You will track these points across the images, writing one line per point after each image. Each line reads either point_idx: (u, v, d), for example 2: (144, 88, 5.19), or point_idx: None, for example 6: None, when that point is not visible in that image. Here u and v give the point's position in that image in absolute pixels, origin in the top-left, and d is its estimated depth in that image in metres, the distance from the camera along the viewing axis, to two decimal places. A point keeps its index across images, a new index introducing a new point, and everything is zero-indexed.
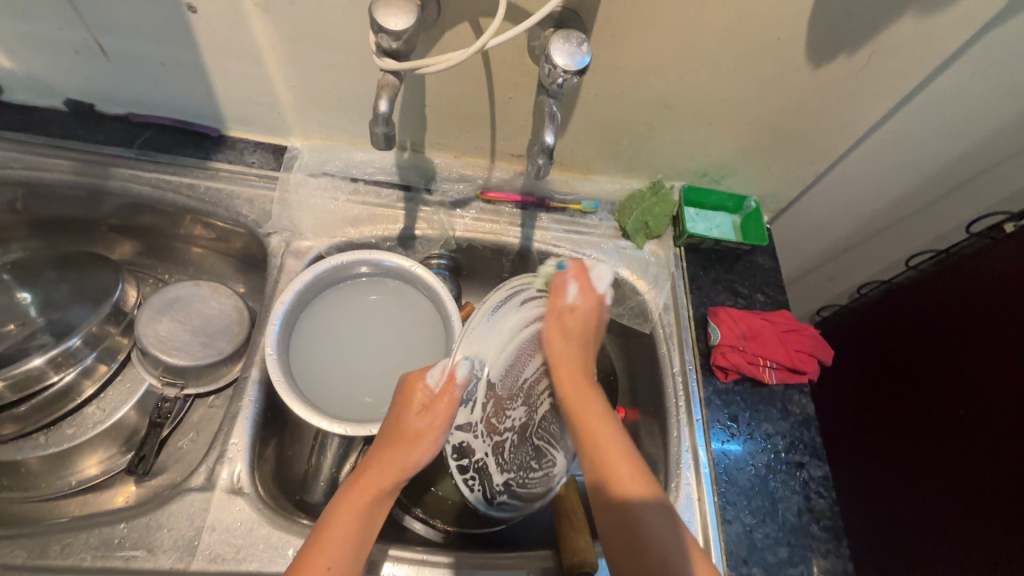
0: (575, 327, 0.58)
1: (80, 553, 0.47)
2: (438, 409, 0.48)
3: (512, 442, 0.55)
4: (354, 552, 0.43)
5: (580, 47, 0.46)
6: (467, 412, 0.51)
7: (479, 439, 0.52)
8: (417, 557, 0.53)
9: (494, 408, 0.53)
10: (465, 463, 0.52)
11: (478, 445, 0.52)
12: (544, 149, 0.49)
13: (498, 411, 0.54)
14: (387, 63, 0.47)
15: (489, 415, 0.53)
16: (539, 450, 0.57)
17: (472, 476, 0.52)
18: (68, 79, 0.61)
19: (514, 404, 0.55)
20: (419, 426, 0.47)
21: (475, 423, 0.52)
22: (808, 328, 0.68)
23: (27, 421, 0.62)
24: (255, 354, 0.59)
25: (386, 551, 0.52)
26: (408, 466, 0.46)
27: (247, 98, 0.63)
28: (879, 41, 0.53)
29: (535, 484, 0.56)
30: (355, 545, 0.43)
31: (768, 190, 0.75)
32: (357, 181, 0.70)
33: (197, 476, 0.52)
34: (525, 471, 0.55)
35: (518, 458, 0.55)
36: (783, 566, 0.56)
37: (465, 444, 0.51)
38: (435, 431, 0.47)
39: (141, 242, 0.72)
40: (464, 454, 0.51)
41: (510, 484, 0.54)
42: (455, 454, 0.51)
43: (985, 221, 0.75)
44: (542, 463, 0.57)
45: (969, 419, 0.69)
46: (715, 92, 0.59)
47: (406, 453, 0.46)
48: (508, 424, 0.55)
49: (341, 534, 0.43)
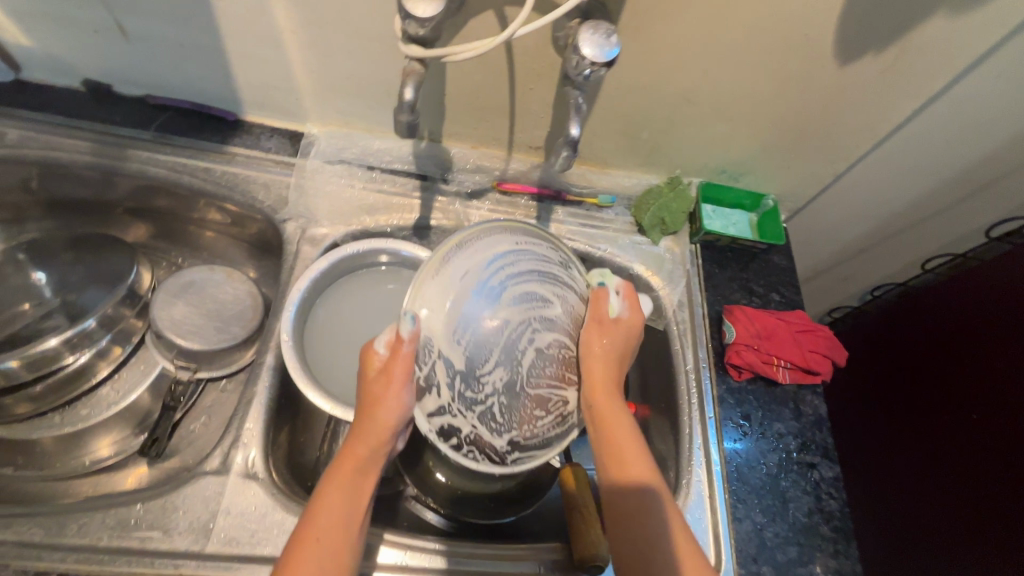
0: (620, 343, 0.51)
1: (96, 533, 0.48)
2: (393, 369, 0.45)
3: (501, 403, 0.46)
4: (346, 523, 0.43)
5: (609, 39, 0.45)
6: (435, 397, 0.47)
7: (460, 415, 0.47)
8: (417, 543, 0.53)
9: (463, 382, 0.46)
10: (456, 441, 0.48)
11: (461, 422, 0.47)
12: (569, 142, 0.49)
13: (468, 383, 0.46)
14: (412, 51, 0.46)
15: (461, 391, 0.46)
16: (539, 399, 0.47)
17: (470, 450, 0.48)
18: (89, 60, 0.61)
19: (488, 366, 0.46)
20: (377, 390, 0.46)
21: (448, 404, 0.47)
22: (823, 329, 0.67)
23: (43, 401, 0.63)
24: (271, 340, 0.59)
25: (381, 534, 0.53)
26: (380, 431, 0.46)
27: (266, 83, 0.62)
28: (908, 40, 0.53)
29: (547, 430, 0.48)
30: (348, 512, 0.44)
31: (787, 189, 0.74)
32: (374, 170, 0.70)
33: (212, 460, 0.52)
34: (531, 424, 0.47)
35: (515, 416, 0.47)
36: (792, 565, 0.56)
37: (448, 425, 0.47)
38: (395, 390, 0.45)
39: (157, 225, 0.72)
40: (450, 433, 0.47)
41: (516, 442, 0.47)
42: (444, 437, 0.48)
43: (1006, 226, 0.74)
44: (549, 407, 0.48)
45: (981, 424, 0.69)
46: (738, 90, 0.58)
47: (374, 415, 0.46)
48: (489, 388, 0.46)
49: (330, 506, 0.43)
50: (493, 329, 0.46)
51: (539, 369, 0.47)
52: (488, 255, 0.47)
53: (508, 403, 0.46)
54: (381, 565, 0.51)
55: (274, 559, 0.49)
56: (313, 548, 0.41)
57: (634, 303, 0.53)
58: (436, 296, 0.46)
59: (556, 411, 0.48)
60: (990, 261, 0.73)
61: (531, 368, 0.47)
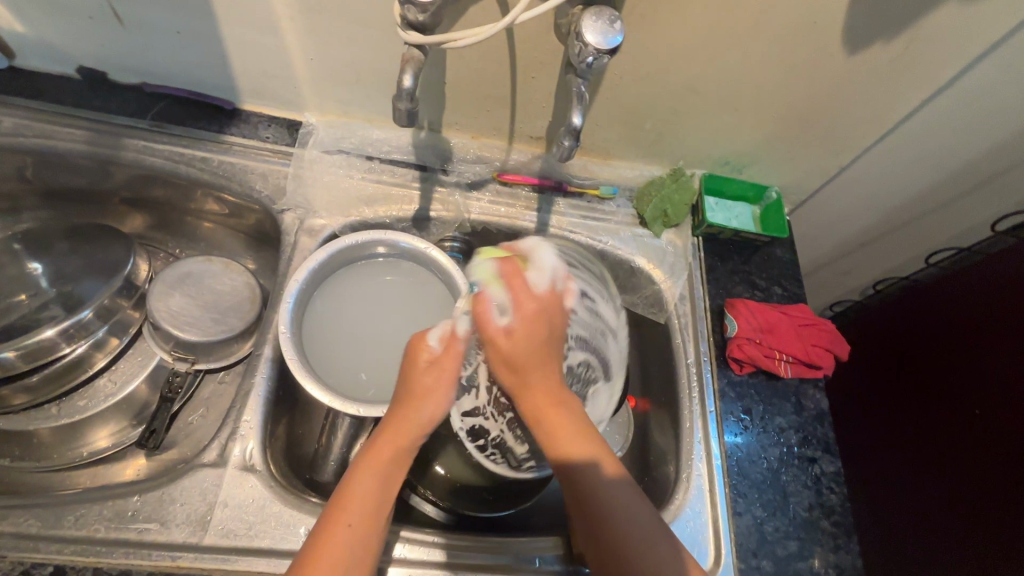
0: (523, 348, 0.46)
1: (93, 524, 0.47)
2: (446, 364, 0.47)
3: (530, 412, 0.53)
4: (378, 511, 0.43)
5: (612, 25, 0.44)
6: (473, 397, 0.52)
7: (491, 419, 0.53)
8: (426, 538, 0.53)
9: (501, 389, 0.51)
10: (482, 442, 0.55)
11: (490, 424, 0.53)
12: (571, 131, 0.48)
13: (506, 389, 0.52)
14: (412, 37, 0.45)
15: (498, 396, 0.52)
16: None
17: (493, 452, 0.55)
18: (82, 46, 0.60)
19: None
20: (427, 382, 0.47)
21: (482, 406, 0.53)
22: (826, 323, 0.67)
23: (39, 392, 0.62)
24: (268, 332, 0.59)
25: (398, 533, 0.52)
26: (421, 423, 0.46)
27: (264, 71, 0.61)
28: (918, 28, 0.52)
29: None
30: (380, 501, 0.44)
31: (791, 181, 0.73)
32: (372, 160, 0.69)
33: (210, 452, 0.52)
34: None
35: None
36: (792, 560, 0.56)
37: (478, 426, 0.54)
38: (444, 386, 0.47)
39: (153, 215, 0.72)
40: (479, 434, 0.54)
41: (534, 452, 0.54)
42: (472, 436, 0.55)
43: (1013, 220, 0.73)
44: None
45: (984, 420, 0.69)
46: (743, 79, 0.57)
47: (418, 409, 0.46)
48: None
49: (363, 493, 0.43)
50: None
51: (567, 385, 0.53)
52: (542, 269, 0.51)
53: None
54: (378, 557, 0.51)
55: (273, 551, 0.49)
56: (344, 534, 0.41)
57: (521, 286, 0.49)
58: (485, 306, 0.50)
59: None
60: (997, 254, 0.72)
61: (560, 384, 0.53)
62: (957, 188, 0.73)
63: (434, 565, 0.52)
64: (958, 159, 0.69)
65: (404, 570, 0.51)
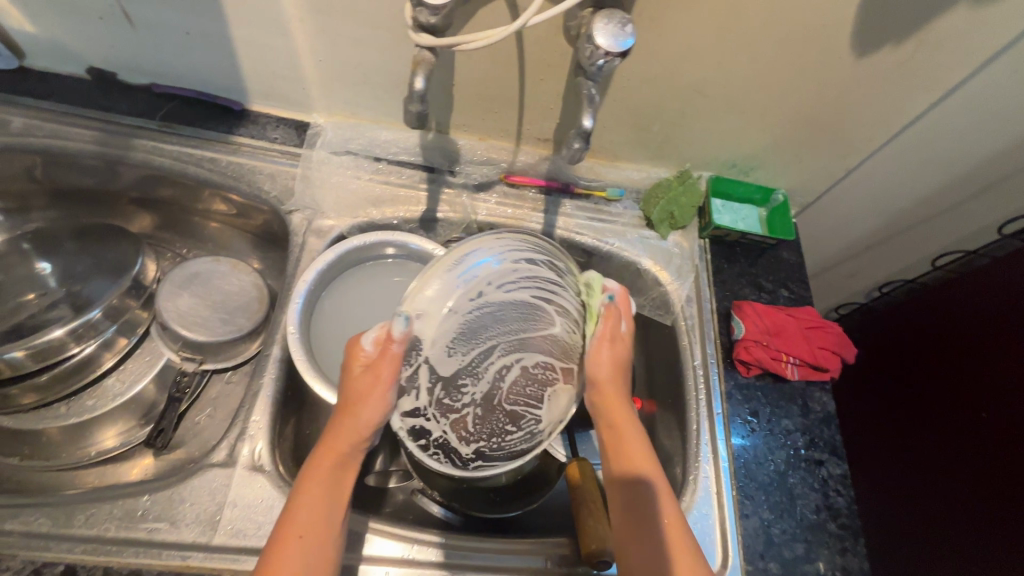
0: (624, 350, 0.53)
1: (103, 523, 0.48)
2: (380, 368, 0.45)
3: (475, 415, 0.50)
4: (326, 520, 0.43)
5: (623, 28, 0.44)
6: (413, 398, 0.49)
7: (433, 419, 0.49)
8: (409, 534, 0.53)
9: (443, 389, 0.49)
10: (424, 442, 0.50)
11: (433, 425, 0.49)
12: (581, 133, 0.48)
13: (449, 391, 0.49)
14: (423, 39, 0.45)
15: (441, 397, 0.49)
16: (511, 414, 0.50)
17: (436, 452, 0.50)
18: (92, 47, 0.60)
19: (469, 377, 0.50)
20: (362, 387, 0.45)
21: (425, 407, 0.49)
22: (833, 326, 0.67)
23: (47, 391, 0.62)
24: (277, 332, 0.59)
25: (368, 523, 0.52)
26: (360, 427, 0.45)
27: (272, 72, 0.62)
28: (928, 31, 0.52)
29: (515, 446, 0.51)
30: (327, 509, 0.44)
31: (798, 183, 0.73)
32: (380, 161, 0.69)
33: (219, 452, 0.52)
34: (498, 437, 0.50)
35: (487, 427, 0.50)
36: (799, 562, 0.56)
37: (419, 427, 0.49)
38: (380, 389, 0.45)
39: (161, 215, 0.72)
40: (421, 435, 0.50)
41: (482, 452, 0.51)
42: (414, 437, 0.50)
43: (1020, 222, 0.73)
44: (520, 424, 0.51)
45: (991, 422, 0.69)
46: (752, 82, 0.58)
47: (356, 413, 0.45)
48: (466, 399, 0.50)
49: (311, 500, 0.44)
50: (471, 340, 0.49)
51: (520, 389, 0.50)
52: (503, 268, 0.49)
53: (482, 413, 0.50)
54: (380, 558, 0.51)
55: None
56: (295, 545, 0.41)
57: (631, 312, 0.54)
58: (433, 305, 0.47)
59: (526, 427, 0.51)
60: (1005, 257, 0.72)
61: (507, 384, 0.50)
62: (965, 190, 0.73)
63: (438, 565, 0.52)
64: (966, 162, 0.69)
65: (406, 570, 0.51)
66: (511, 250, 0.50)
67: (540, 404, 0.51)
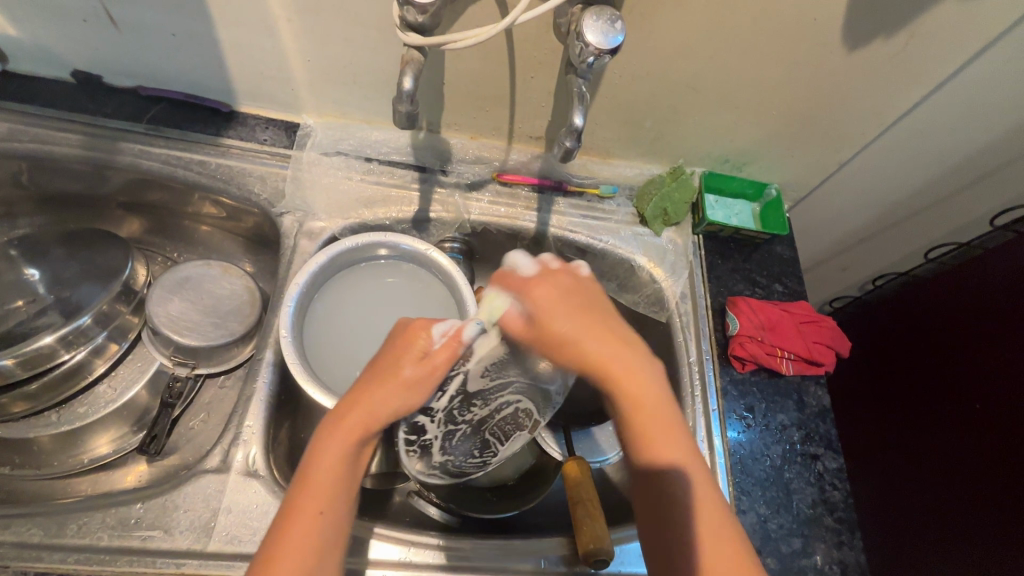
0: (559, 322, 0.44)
1: (96, 532, 0.47)
2: (438, 364, 0.44)
3: (465, 432, 0.52)
4: (346, 497, 0.43)
5: (613, 25, 0.44)
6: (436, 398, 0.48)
7: (435, 423, 0.50)
8: (407, 536, 0.53)
9: (460, 403, 0.50)
10: (414, 439, 0.50)
11: (430, 427, 0.50)
12: (572, 131, 0.48)
13: (463, 405, 0.50)
14: (411, 39, 0.45)
15: (454, 407, 0.50)
16: (485, 442, 0.53)
17: (415, 449, 0.51)
18: (77, 50, 0.60)
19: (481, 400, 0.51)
20: (415, 373, 0.44)
21: (438, 410, 0.49)
22: (827, 320, 0.67)
23: (38, 400, 0.61)
24: (270, 336, 0.58)
25: (370, 528, 0.52)
26: (400, 407, 0.44)
27: (260, 73, 0.61)
28: (918, 24, 0.52)
29: (469, 467, 0.54)
30: (348, 486, 0.43)
31: (791, 177, 0.73)
32: (371, 161, 0.68)
33: (212, 458, 0.52)
34: (463, 457, 0.53)
35: (461, 447, 0.53)
36: (796, 557, 0.56)
37: (420, 425, 0.49)
38: (430, 381, 0.44)
39: (150, 219, 0.71)
40: (417, 431, 0.50)
41: (447, 464, 0.53)
42: (409, 431, 0.49)
43: (1010, 215, 0.74)
44: (484, 452, 0.54)
45: (986, 413, 0.70)
46: (744, 78, 0.57)
47: (399, 396, 0.44)
48: (467, 417, 0.51)
49: (332, 479, 0.42)
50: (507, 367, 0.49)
51: (505, 423, 0.53)
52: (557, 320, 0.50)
53: (468, 435, 0.52)
54: (376, 560, 0.51)
55: None
56: (315, 520, 0.41)
57: (523, 280, 0.46)
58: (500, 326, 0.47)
59: (484, 457, 0.54)
60: (997, 248, 0.72)
61: (501, 416, 0.53)
62: (957, 183, 0.73)
63: (437, 567, 0.52)
64: (957, 155, 0.69)
65: (405, 572, 0.51)
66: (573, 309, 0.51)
67: (507, 441, 0.55)
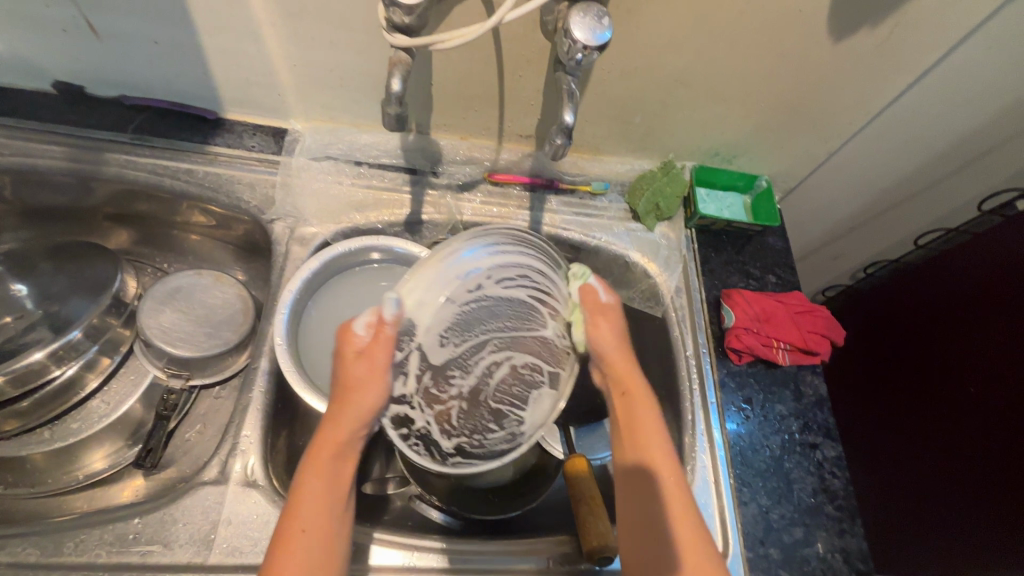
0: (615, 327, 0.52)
1: (94, 550, 0.47)
2: (375, 355, 0.45)
3: (461, 408, 0.51)
4: (332, 513, 0.42)
5: (600, 21, 0.44)
6: (402, 383, 0.49)
7: (418, 408, 0.50)
8: (409, 541, 0.52)
9: (432, 378, 0.50)
10: (406, 431, 0.50)
11: (416, 414, 0.50)
12: (563, 129, 0.48)
13: (438, 381, 0.51)
14: (397, 40, 0.45)
15: (427, 385, 0.50)
16: (496, 412, 0.52)
17: (416, 442, 0.50)
18: (58, 60, 0.59)
19: (457, 370, 0.51)
20: (360, 373, 0.45)
21: (410, 394, 0.49)
22: (821, 309, 0.67)
23: (30, 417, 0.60)
24: (264, 344, 0.58)
25: (371, 534, 0.52)
26: (360, 413, 0.44)
27: (246, 79, 0.60)
28: (903, 12, 0.52)
29: (496, 445, 0.52)
30: (330, 502, 0.42)
31: (782, 168, 0.73)
32: (361, 165, 0.68)
33: (210, 469, 0.51)
34: (480, 434, 0.51)
35: (470, 423, 0.51)
36: (799, 546, 0.56)
37: (403, 415, 0.49)
38: (375, 376, 0.45)
39: (138, 230, 0.70)
40: (405, 423, 0.50)
41: (463, 448, 0.51)
42: (396, 425, 0.49)
43: (997, 200, 0.75)
44: (502, 424, 0.52)
45: (979, 396, 0.71)
46: (732, 70, 0.57)
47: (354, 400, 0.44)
48: (453, 391, 0.51)
49: (314, 495, 0.42)
50: (468, 326, 0.50)
51: (505, 386, 0.52)
52: (502, 267, 0.50)
53: (466, 410, 0.51)
54: (380, 566, 0.50)
55: None
56: (297, 539, 0.40)
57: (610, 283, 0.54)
58: (429, 289, 0.46)
59: (508, 428, 0.52)
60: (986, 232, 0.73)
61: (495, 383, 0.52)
62: (944, 169, 0.74)
63: (440, 570, 0.51)
64: (944, 142, 0.70)
65: None
66: (518, 259, 0.51)
67: (525, 406, 0.52)
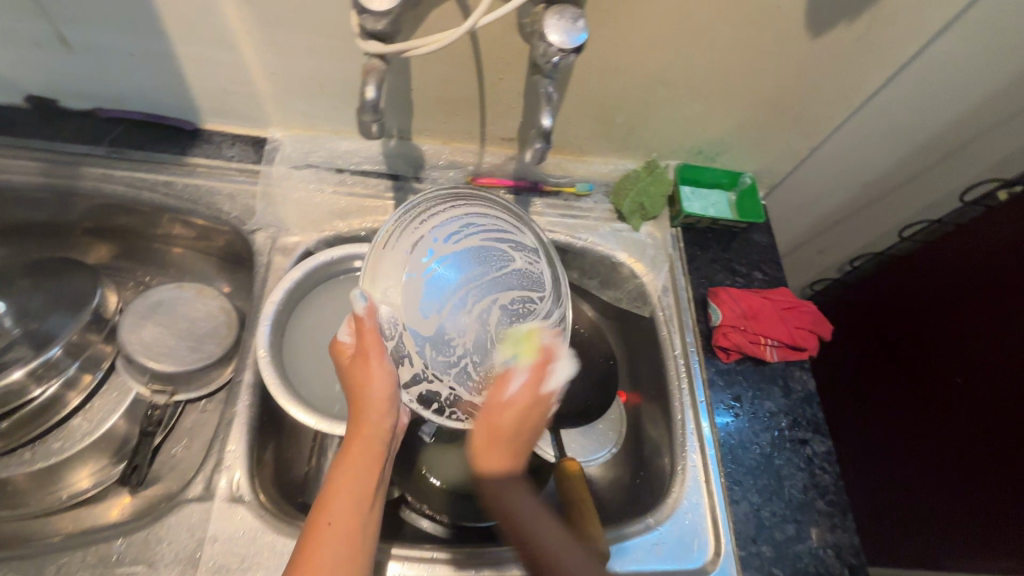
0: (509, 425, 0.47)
1: (77, 572, 0.46)
2: (369, 348, 0.45)
3: (475, 362, 0.50)
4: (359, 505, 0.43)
5: (575, 23, 0.43)
6: (408, 366, 0.49)
7: (438, 379, 0.49)
8: (416, 552, 0.52)
9: (435, 349, 0.49)
10: (437, 406, 0.50)
11: (439, 386, 0.49)
12: (542, 132, 0.47)
13: (441, 348, 0.49)
14: (372, 47, 0.44)
15: (434, 356, 0.49)
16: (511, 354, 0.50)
17: (453, 411, 0.50)
18: (28, 74, 0.58)
19: (457, 330, 0.49)
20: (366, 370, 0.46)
21: (423, 370, 0.49)
22: (807, 304, 0.67)
23: (11, 438, 0.59)
24: (248, 357, 0.57)
25: (391, 550, 0.52)
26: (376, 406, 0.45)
27: (222, 89, 0.59)
28: (879, 7, 0.52)
29: None
30: (357, 496, 0.43)
31: (765, 164, 0.73)
32: (343, 172, 0.67)
33: (194, 486, 0.51)
34: None
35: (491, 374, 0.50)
36: (791, 543, 0.56)
37: (428, 391, 0.49)
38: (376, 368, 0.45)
39: (118, 244, 0.69)
40: (431, 398, 0.50)
41: None
42: (424, 403, 0.50)
43: (979, 190, 0.74)
44: None
45: (966, 384, 0.71)
46: (712, 68, 0.57)
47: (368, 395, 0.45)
48: (461, 350, 0.49)
49: (340, 494, 0.43)
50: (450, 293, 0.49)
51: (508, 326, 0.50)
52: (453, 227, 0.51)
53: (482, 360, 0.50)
54: None
55: None
56: (325, 531, 0.41)
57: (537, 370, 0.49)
58: (389, 273, 0.48)
59: None
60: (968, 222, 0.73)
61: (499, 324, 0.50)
62: (926, 161, 0.74)
63: None
64: (925, 134, 0.70)
65: None
66: (464, 214, 0.53)
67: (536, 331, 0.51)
